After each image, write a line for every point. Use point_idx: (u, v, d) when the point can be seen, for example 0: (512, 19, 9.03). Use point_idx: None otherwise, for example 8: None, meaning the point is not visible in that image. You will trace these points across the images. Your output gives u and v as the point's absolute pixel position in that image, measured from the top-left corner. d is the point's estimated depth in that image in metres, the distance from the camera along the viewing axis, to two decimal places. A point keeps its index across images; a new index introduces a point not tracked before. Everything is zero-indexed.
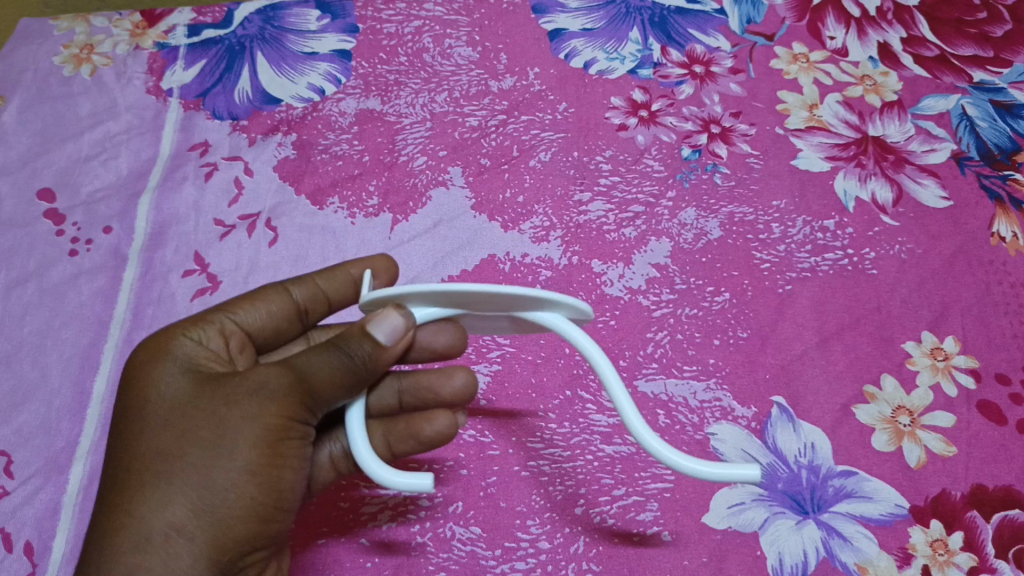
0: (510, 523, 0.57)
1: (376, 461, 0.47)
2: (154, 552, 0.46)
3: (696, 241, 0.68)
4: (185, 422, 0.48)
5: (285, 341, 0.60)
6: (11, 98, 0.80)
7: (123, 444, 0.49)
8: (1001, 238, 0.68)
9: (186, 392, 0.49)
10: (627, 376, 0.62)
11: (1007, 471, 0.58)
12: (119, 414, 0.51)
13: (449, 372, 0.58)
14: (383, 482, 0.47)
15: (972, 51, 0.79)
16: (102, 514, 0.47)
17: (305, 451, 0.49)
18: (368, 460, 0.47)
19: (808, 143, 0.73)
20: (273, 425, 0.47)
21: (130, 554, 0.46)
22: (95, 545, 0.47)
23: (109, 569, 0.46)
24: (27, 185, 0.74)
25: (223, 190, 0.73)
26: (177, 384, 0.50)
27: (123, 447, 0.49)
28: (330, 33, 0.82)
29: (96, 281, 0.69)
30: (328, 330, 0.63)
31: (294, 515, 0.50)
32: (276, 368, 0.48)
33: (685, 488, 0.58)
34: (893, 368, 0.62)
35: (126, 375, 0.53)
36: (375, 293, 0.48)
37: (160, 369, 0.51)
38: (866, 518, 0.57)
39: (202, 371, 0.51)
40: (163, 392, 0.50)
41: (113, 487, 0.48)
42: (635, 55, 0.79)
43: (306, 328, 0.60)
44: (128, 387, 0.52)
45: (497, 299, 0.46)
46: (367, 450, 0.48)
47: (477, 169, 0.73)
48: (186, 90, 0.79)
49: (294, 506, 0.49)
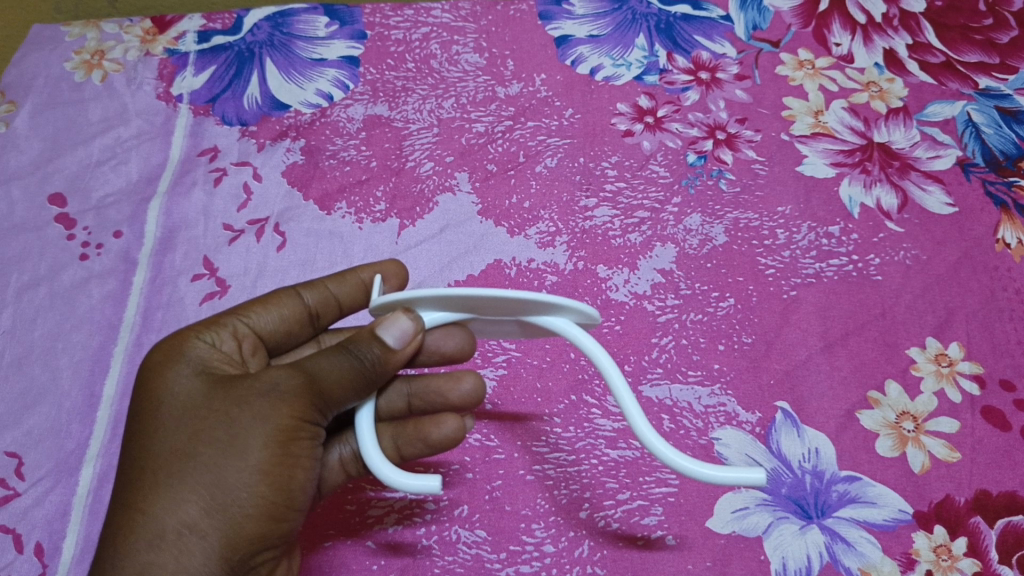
0: (515, 526, 0.57)
1: (397, 474, 0.47)
2: (167, 550, 0.46)
3: (701, 246, 0.68)
4: (197, 422, 0.48)
5: (295, 344, 0.60)
6: (23, 103, 0.81)
7: (136, 445, 0.50)
8: (1006, 244, 0.68)
9: (199, 393, 0.50)
10: (632, 381, 0.62)
11: (1012, 477, 0.58)
12: (132, 415, 0.51)
13: (457, 376, 0.58)
14: (412, 487, 0.47)
15: (977, 57, 0.79)
16: (113, 515, 0.48)
17: (315, 452, 0.50)
18: (383, 470, 0.47)
19: (813, 149, 0.74)
20: (284, 426, 0.48)
21: (144, 551, 0.46)
22: (107, 545, 0.47)
23: (121, 567, 0.46)
24: (39, 190, 0.75)
25: (233, 195, 0.74)
26: (190, 385, 0.51)
27: (137, 447, 0.50)
28: (339, 39, 0.83)
29: (107, 284, 0.70)
30: (338, 335, 0.64)
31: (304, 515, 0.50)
32: (287, 370, 0.49)
33: (690, 493, 0.58)
34: (898, 374, 0.62)
35: (139, 378, 0.53)
36: (384, 297, 0.49)
37: (173, 371, 0.52)
38: (870, 523, 0.57)
39: (214, 373, 0.51)
40: (175, 394, 0.50)
41: (126, 486, 0.48)
42: (641, 61, 0.80)
43: (316, 332, 0.60)
44: (141, 389, 0.52)
45: (503, 304, 0.46)
46: (374, 449, 0.49)
47: (483, 174, 0.73)
48: (197, 96, 0.80)
49: (304, 506, 0.50)
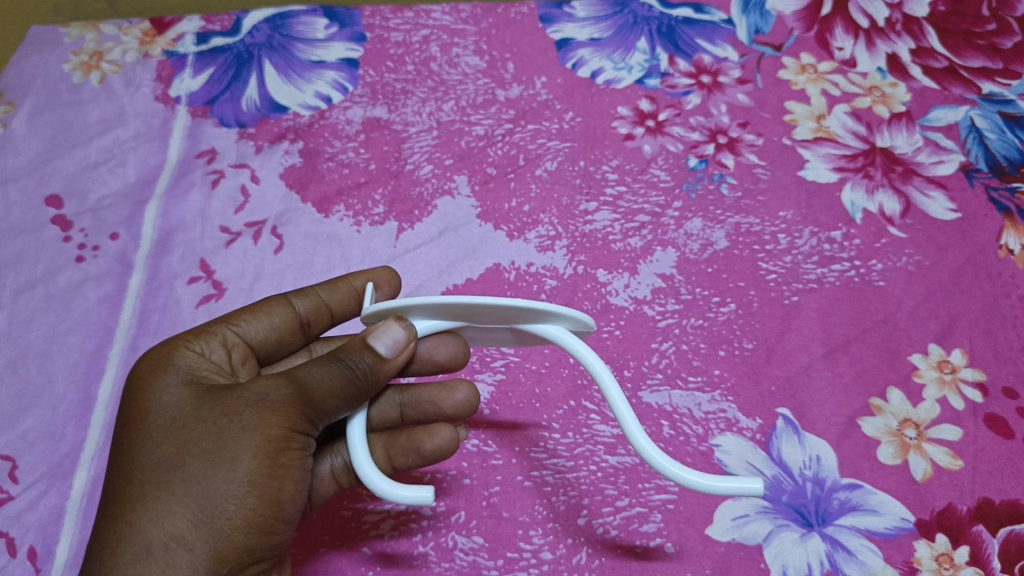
0: (512, 533, 0.57)
1: (397, 488, 0.46)
2: (154, 563, 0.45)
3: (702, 251, 0.68)
4: (185, 432, 0.48)
5: (287, 352, 0.60)
6: (21, 104, 0.80)
7: (125, 454, 0.49)
8: (1009, 250, 0.68)
9: (187, 402, 0.49)
10: (632, 387, 0.62)
11: (1015, 486, 0.57)
12: (120, 424, 0.51)
13: (451, 385, 0.58)
14: (411, 498, 0.46)
15: (981, 62, 0.79)
16: (102, 526, 0.47)
17: (306, 462, 0.50)
18: (380, 484, 0.47)
19: (815, 154, 0.73)
20: (274, 436, 0.47)
21: (131, 564, 0.45)
22: (95, 556, 0.47)
23: None
24: (36, 192, 0.75)
25: (230, 198, 0.73)
26: (179, 394, 0.50)
27: (125, 456, 0.49)
28: (338, 42, 0.83)
29: (102, 287, 0.70)
30: (331, 343, 0.64)
31: (293, 526, 0.50)
32: (278, 380, 0.49)
33: (690, 500, 0.57)
34: (899, 381, 0.62)
35: (128, 386, 0.53)
36: (376, 306, 0.49)
37: (162, 379, 0.51)
38: (872, 532, 0.56)
39: (203, 382, 0.51)
40: (164, 402, 0.50)
41: (115, 496, 0.48)
42: (642, 65, 0.80)
43: (308, 339, 0.60)
44: (129, 398, 0.52)
45: (498, 312, 0.46)
46: (377, 473, 0.48)
47: (483, 178, 0.73)
48: (195, 97, 0.79)
49: (294, 517, 0.49)
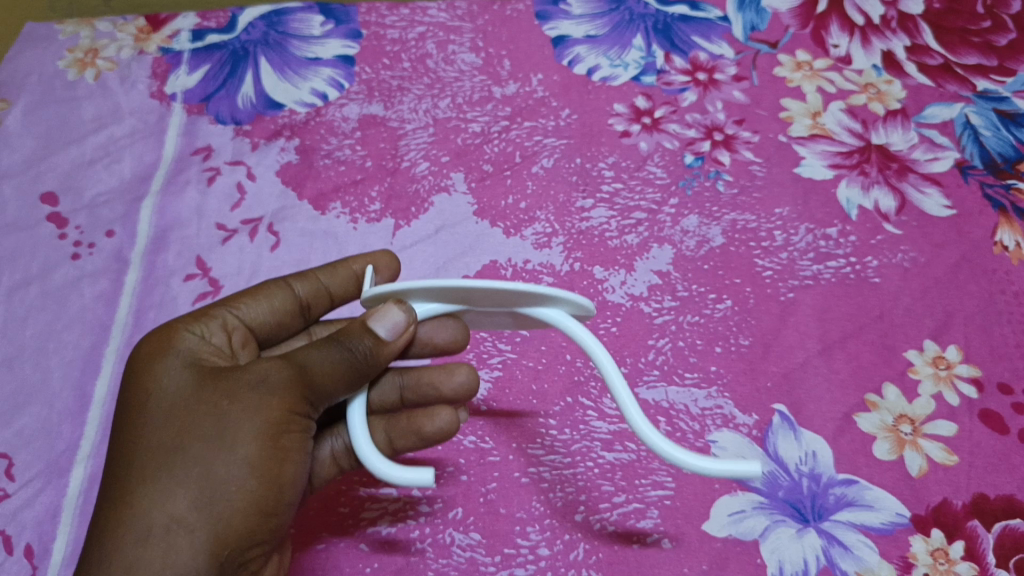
0: (510, 529, 0.57)
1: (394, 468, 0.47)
2: (155, 545, 0.46)
3: (698, 248, 0.68)
4: (185, 415, 0.48)
5: (286, 336, 0.60)
6: (15, 101, 0.80)
7: (126, 436, 0.49)
8: (1004, 247, 0.68)
9: (187, 384, 0.49)
10: (628, 383, 0.62)
11: (1010, 481, 0.58)
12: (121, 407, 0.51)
13: (451, 368, 0.58)
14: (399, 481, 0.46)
15: (975, 60, 0.79)
16: (104, 507, 0.48)
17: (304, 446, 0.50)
18: (380, 467, 0.46)
19: (811, 151, 0.73)
20: (275, 419, 0.47)
21: (132, 547, 0.46)
22: (97, 538, 0.47)
23: (111, 561, 0.46)
24: (31, 189, 0.74)
25: (226, 195, 0.73)
26: (179, 376, 0.50)
27: (126, 437, 0.49)
28: (334, 38, 0.83)
29: (99, 284, 0.69)
30: (330, 326, 0.63)
31: (294, 510, 0.50)
32: (278, 362, 0.49)
33: (686, 496, 0.57)
34: (895, 377, 0.62)
35: (130, 368, 0.53)
36: (376, 289, 0.48)
37: (163, 362, 0.51)
38: (868, 527, 0.56)
39: (203, 365, 0.51)
40: (166, 382, 0.50)
41: (116, 479, 0.48)
42: (638, 62, 0.80)
43: (308, 323, 0.60)
44: (131, 380, 0.52)
45: (501, 296, 0.46)
46: (382, 460, 0.47)
47: (479, 175, 0.73)
48: (190, 94, 0.79)
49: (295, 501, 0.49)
